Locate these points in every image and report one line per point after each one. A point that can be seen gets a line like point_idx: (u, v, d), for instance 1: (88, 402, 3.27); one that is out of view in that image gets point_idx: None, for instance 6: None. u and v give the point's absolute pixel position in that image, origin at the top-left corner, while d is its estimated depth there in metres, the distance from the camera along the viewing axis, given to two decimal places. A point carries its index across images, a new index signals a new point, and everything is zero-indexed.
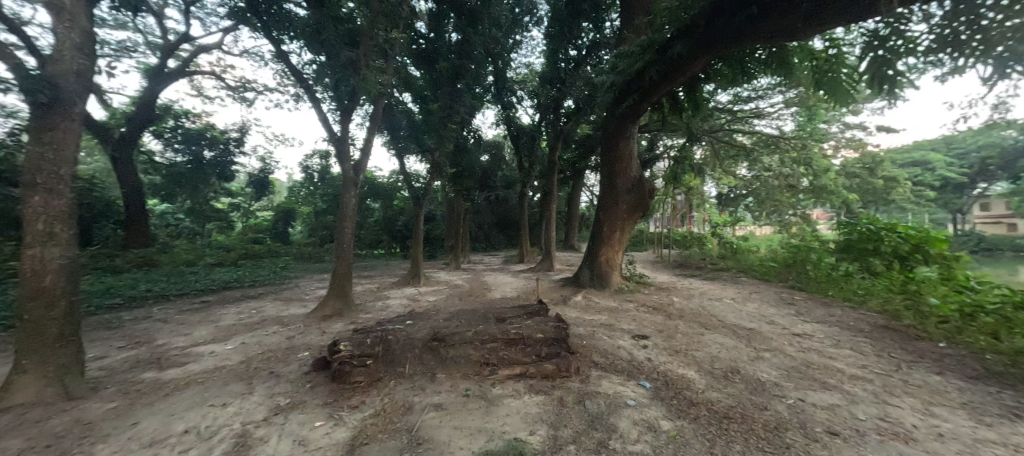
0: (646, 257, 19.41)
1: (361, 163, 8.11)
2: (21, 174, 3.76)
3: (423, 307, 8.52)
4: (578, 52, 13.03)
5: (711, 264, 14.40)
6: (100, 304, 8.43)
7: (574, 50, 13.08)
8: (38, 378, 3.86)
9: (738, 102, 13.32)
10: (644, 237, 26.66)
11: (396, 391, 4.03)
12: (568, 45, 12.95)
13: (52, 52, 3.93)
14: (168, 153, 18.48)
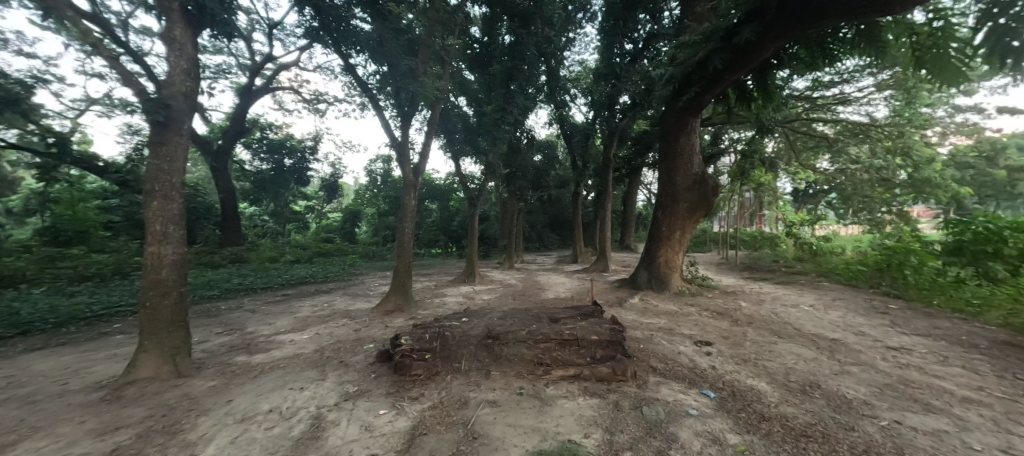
0: (712, 259, 18.29)
1: (420, 166, 8.53)
2: (144, 184, 4.43)
3: (478, 305, 8.75)
4: (635, 46, 12.60)
5: (786, 267, 13.22)
6: (202, 295, 9.67)
7: (629, 44, 12.67)
8: (156, 357, 4.51)
9: (819, 88, 12.07)
10: (709, 237, 25.18)
11: (453, 386, 4.17)
12: (624, 39, 12.57)
13: (166, 77, 4.59)
14: (256, 161, 20.87)
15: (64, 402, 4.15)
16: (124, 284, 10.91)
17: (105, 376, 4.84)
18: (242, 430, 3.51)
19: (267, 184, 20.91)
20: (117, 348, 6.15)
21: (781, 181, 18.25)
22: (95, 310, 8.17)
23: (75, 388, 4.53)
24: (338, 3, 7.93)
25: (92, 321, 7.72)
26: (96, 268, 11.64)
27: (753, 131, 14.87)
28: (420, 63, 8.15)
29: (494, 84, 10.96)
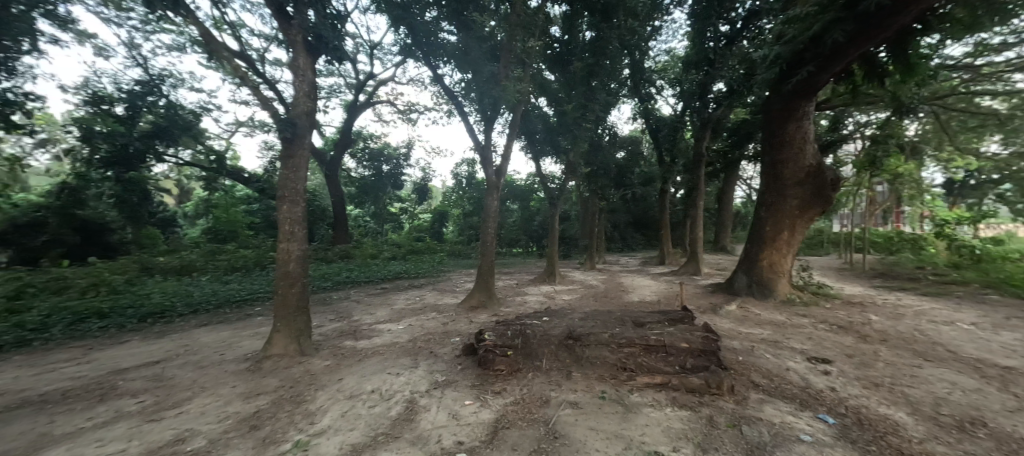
0: (833, 263, 15.84)
1: (502, 167, 8.79)
2: (277, 190, 5.30)
3: (558, 305, 8.72)
4: (732, 27, 11.37)
5: (935, 275, 10.89)
6: (319, 286, 11.18)
7: (726, 25, 11.46)
8: (286, 337, 5.33)
9: (982, 53, 9.69)
10: (827, 238, 21.91)
11: (534, 385, 4.22)
12: (719, 20, 11.38)
13: (293, 99, 5.41)
14: (360, 169, 24.17)
15: (222, 369, 5.13)
16: (263, 275, 13.06)
17: (249, 351, 5.86)
18: (350, 406, 3.97)
19: (368, 188, 24.45)
20: (258, 327, 7.42)
21: (927, 168, 15.10)
22: (243, 295, 9.96)
23: (229, 359, 5.56)
24: (428, 18, 8.45)
25: (239, 304, 9.41)
26: (244, 261, 14.13)
27: (888, 112, 12.44)
28: (503, 66, 8.38)
29: (574, 82, 10.72)
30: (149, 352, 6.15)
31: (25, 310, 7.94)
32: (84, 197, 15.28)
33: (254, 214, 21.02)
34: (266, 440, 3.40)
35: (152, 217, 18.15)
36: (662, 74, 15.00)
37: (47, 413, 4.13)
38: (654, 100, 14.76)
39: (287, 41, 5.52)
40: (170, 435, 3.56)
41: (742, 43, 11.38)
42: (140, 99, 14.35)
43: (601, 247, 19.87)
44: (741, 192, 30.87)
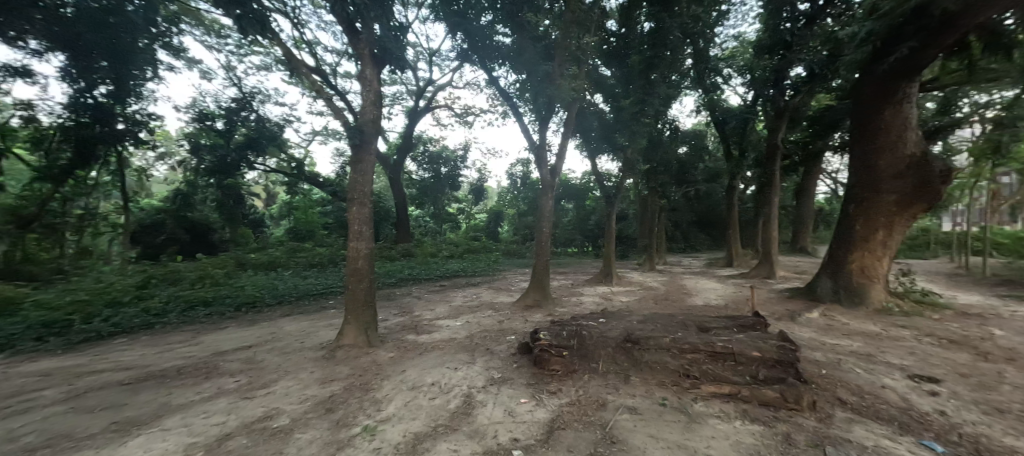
0: (943, 268, 13.77)
1: (557, 167, 8.71)
2: (348, 193, 5.71)
3: (615, 307, 8.50)
4: (810, 5, 10.36)
5: None
6: (384, 283, 11.89)
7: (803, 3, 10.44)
8: (356, 329, 5.73)
9: None
10: (934, 238, 19.11)
11: (590, 387, 4.15)
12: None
13: (360, 108, 5.79)
14: (420, 172, 25.27)
15: (302, 356, 5.65)
16: (336, 271, 14.14)
17: (324, 340, 6.39)
18: (412, 397, 4.18)
19: (428, 189, 25.49)
20: (331, 318, 8.07)
21: None
22: (320, 289, 10.87)
23: (308, 347, 6.10)
24: (483, 22, 8.64)
25: (316, 297, 10.29)
26: (320, 258, 15.41)
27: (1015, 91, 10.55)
28: (558, 65, 8.28)
29: (632, 76, 10.32)
30: (242, 338, 6.93)
31: (150, 298, 9.31)
32: (192, 200, 18.16)
33: (328, 216, 22.75)
34: (339, 423, 3.69)
35: (245, 218, 20.41)
36: (729, 62, 13.97)
37: (165, 386, 4.81)
38: (720, 90, 13.71)
39: (356, 54, 5.91)
40: (260, 411, 3.99)
41: (824, 22, 10.29)
42: (235, 115, 16.19)
43: (663, 247, 19.05)
44: (824, 186, 27.74)
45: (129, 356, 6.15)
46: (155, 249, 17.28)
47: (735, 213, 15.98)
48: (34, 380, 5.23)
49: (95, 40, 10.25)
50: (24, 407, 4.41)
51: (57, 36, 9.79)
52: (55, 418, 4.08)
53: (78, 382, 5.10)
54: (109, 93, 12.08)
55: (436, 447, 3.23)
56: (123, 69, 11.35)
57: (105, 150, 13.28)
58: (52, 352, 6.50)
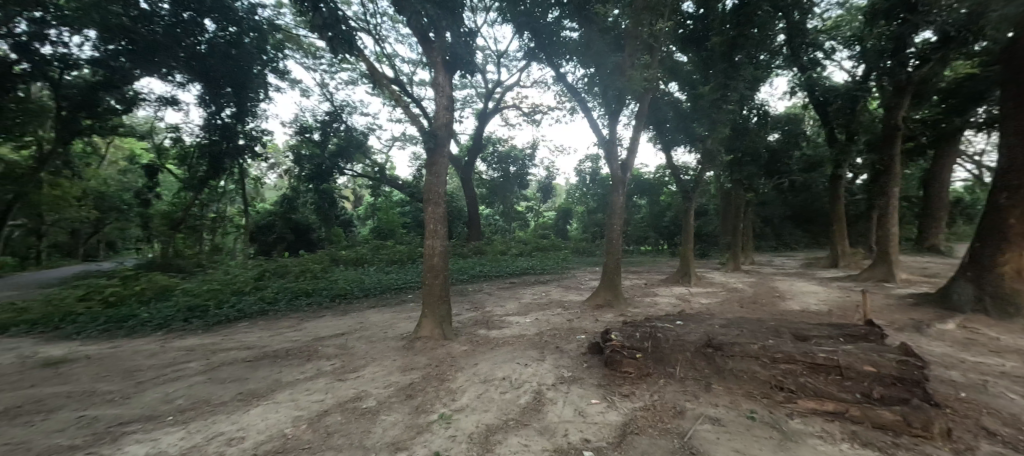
0: None
1: (628, 161, 8.42)
2: (425, 194, 6.00)
3: (694, 309, 8.03)
4: None
5: None
6: (457, 279, 12.36)
7: None
8: (432, 322, 6.01)
9: None
10: None
11: (666, 393, 3.93)
12: None
13: (434, 113, 6.04)
14: (490, 172, 25.79)
15: (385, 345, 6.03)
16: (414, 267, 14.95)
17: (405, 331, 6.78)
18: (485, 389, 4.28)
19: (497, 189, 25.95)
20: (410, 311, 8.56)
21: None
22: (400, 284, 11.56)
23: (390, 337, 6.51)
24: (550, 18, 8.60)
25: (397, 291, 10.95)
26: (400, 255, 16.37)
27: None
28: (628, 55, 8.00)
29: (712, 60, 9.65)
30: (337, 325, 7.60)
31: (264, 288, 10.56)
32: (296, 203, 20.61)
33: (406, 215, 24.17)
34: (418, 409, 3.89)
35: (338, 219, 22.23)
36: (833, 34, 12.47)
37: (277, 365, 5.44)
38: (821, 67, 12.33)
39: (429, 62, 6.23)
40: (351, 393, 4.34)
41: None
42: (328, 127, 17.86)
43: (748, 244, 17.63)
44: (959, 173, 23.49)
45: (249, 337, 7.04)
46: (268, 246, 19.92)
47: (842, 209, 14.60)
48: (181, 354, 6.22)
49: (223, 73, 13.99)
50: (174, 375, 5.27)
51: (194, 70, 13.71)
52: (197, 385, 4.82)
53: (212, 357, 5.95)
54: (232, 115, 15.51)
55: (507, 439, 3.29)
56: (241, 94, 14.78)
57: (231, 163, 16.72)
58: (195, 331, 7.67)
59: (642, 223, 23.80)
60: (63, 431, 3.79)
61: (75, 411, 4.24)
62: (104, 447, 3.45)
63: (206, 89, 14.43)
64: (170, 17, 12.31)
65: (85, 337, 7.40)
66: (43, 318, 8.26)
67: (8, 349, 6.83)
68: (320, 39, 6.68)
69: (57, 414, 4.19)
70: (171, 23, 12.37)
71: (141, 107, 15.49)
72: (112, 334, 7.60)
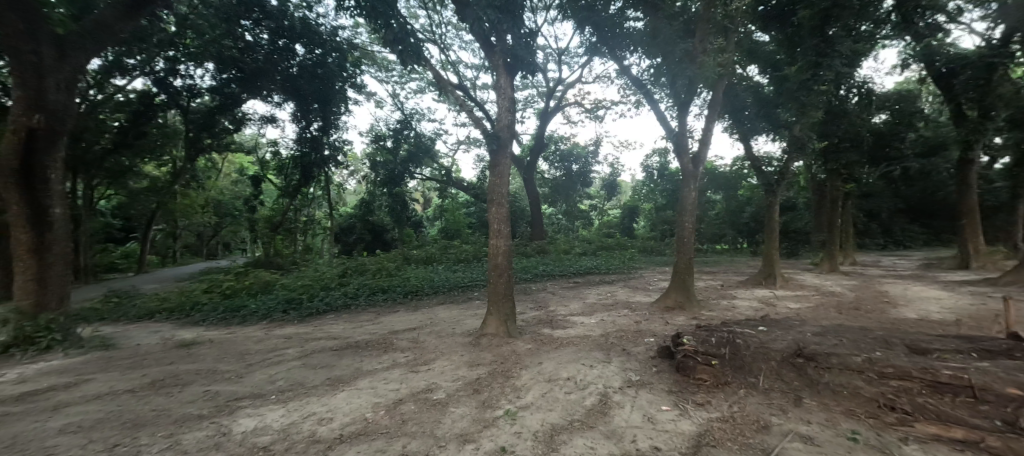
0: None
1: (701, 154, 7.94)
2: (489, 195, 6.11)
3: (779, 314, 7.36)
4: None
5: None
6: (521, 278, 12.48)
7: None
8: (497, 320, 6.09)
9: None
10: None
11: (747, 405, 3.63)
12: None
13: (496, 116, 6.14)
14: (552, 171, 25.70)
15: (453, 341, 6.23)
16: (479, 266, 15.29)
17: (472, 327, 6.97)
18: (550, 389, 4.26)
19: (560, 188, 25.76)
20: (476, 309, 8.78)
21: None
22: (466, 282, 11.89)
23: (458, 333, 6.72)
24: (613, 10, 8.39)
25: (463, 289, 11.27)
26: (466, 254, 16.86)
27: None
28: (698, 41, 7.63)
29: (800, 38, 8.75)
30: (410, 320, 8.00)
31: (346, 284, 11.41)
32: (372, 206, 22.05)
33: (471, 216, 24.86)
34: (485, 403, 3.97)
35: (409, 221, 23.39)
36: None
37: (360, 354, 5.85)
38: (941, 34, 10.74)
39: (491, 66, 6.34)
40: (423, 384, 4.54)
41: None
42: (400, 134, 18.90)
43: (843, 242, 15.87)
44: None
45: (335, 329, 7.65)
46: (350, 246, 21.59)
47: (973, 200, 12.67)
48: (281, 341, 6.92)
49: (312, 90, 15.47)
50: (275, 359, 5.87)
51: (289, 90, 15.27)
52: (293, 370, 5.31)
53: (305, 345, 6.54)
54: (320, 128, 16.97)
55: (572, 440, 3.25)
56: (327, 109, 16.21)
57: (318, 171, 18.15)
58: (291, 321, 8.51)
59: (717, 220, 22.37)
60: (191, 402, 4.38)
61: (202, 385, 4.89)
62: (223, 418, 3.93)
63: (297, 107, 16.09)
64: (269, 45, 14.08)
65: (208, 324, 8.53)
66: (177, 307, 9.66)
67: (154, 332, 8.10)
68: (390, 53, 7.04)
69: (189, 387, 4.86)
70: (270, 50, 14.14)
71: (248, 125, 17.56)
72: (229, 320, 8.69)
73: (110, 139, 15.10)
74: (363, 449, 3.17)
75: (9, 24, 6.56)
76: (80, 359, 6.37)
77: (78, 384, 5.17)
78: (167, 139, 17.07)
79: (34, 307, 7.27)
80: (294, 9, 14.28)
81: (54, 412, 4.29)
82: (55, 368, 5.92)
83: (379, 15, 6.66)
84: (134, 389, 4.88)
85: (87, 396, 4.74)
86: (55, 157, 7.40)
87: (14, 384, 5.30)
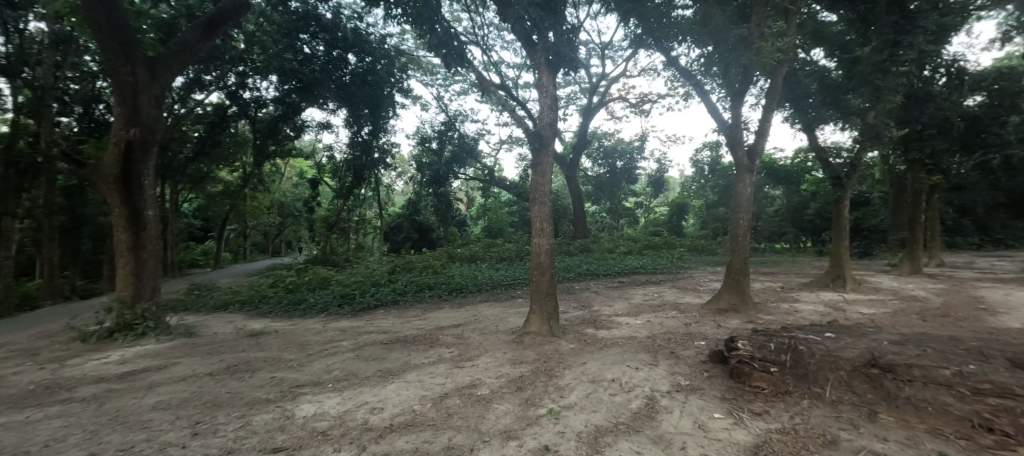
0: None
1: (757, 146, 7.51)
2: (531, 193, 6.11)
3: (849, 319, 6.78)
4: None
5: None
6: (564, 276, 12.41)
7: None
8: (540, 318, 6.05)
9: None
10: None
11: (810, 417, 3.37)
12: None
13: (538, 113, 6.12)
14: (596, 168, 25.30)
15: (497, 337, 6.30)
16: (522, 264, 15.32)
17: (515, 325, 7.00)
18: (593, 390, 4.18)
19: (603, 185, 25.25)
20: (520, 307, 8.81)
21: None
22: (509, 280, 11.97)
23: (501, 331, 6.76)
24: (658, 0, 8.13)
25: (506, 287, 11.35)
26: (509, 252, 16.95)
27: None
28: (754, 26, 7.21)
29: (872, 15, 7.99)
30: (455, 317, 8.14)
31: (395, 281, 11.84)
32: (419, 206, 22.66)
33: (513, 215, 24.97)
34: (528, 401, 3.97)
35: (454, 220, 23.85)
36: None
37: (408, 348, 6.04)
38: None
39: (534, 64, 6.31)
40: (467, 380, 4.61)
41: None
42: (444, 135, 19.34)
43: (929, 242, 14.50)
44: None
45: (385, 324, 7.93)
46: (398, 245, 22.37)
47: None
48: (337, 333, 7.29)
49: (363, 96, 16.01)
50: (331, 350, 6.18)
51: (342, 97, 15.92)
52: (346, 361, 5.56)
53: (358, 338, 6.83)
54: (369, 132, 17.59)
55: (618, 443, 3.17)
56: (377, 114, 16.73)
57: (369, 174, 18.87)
58: (345, 315, 8.94)
59: (775, 217, 21.07)
60: (259, 387, 4.72)
61: (268, 372, 5.25)
62: (286, 403, 4.20)
63: (350, 113, 16.70)
64: (325, 55, 14.92)
65: (273, 316, 9.16)
66: (246, 299, 10.44)
67: (228, 322, 8.81)
68: (435, 56, 7.19)
69: (258, 373, 5.23)
70: (326, 60, 15.02)
71: (306, 132, 18.58)
72: (291, 313, 9.27)
73: (191, 148, 16.66)
74: (411, 440, 3.27)
75: (111, 49, 7.42)
76: (168, 344, 7.05)
77: (167, 367, 5.73)
78: (238, 146, 18.76)
79: (132, 298, 8.01)
80: (347, 21, 15.07)
81: (148, 390, 4.78)
82: (147, 352, 6.60)
83: (424, 21, 6.83)
84: (212, 373, 5.32)
85: (174, 377, 5.24)
86: (147, 166, 8.06)
87: (116, 365, 5.98)
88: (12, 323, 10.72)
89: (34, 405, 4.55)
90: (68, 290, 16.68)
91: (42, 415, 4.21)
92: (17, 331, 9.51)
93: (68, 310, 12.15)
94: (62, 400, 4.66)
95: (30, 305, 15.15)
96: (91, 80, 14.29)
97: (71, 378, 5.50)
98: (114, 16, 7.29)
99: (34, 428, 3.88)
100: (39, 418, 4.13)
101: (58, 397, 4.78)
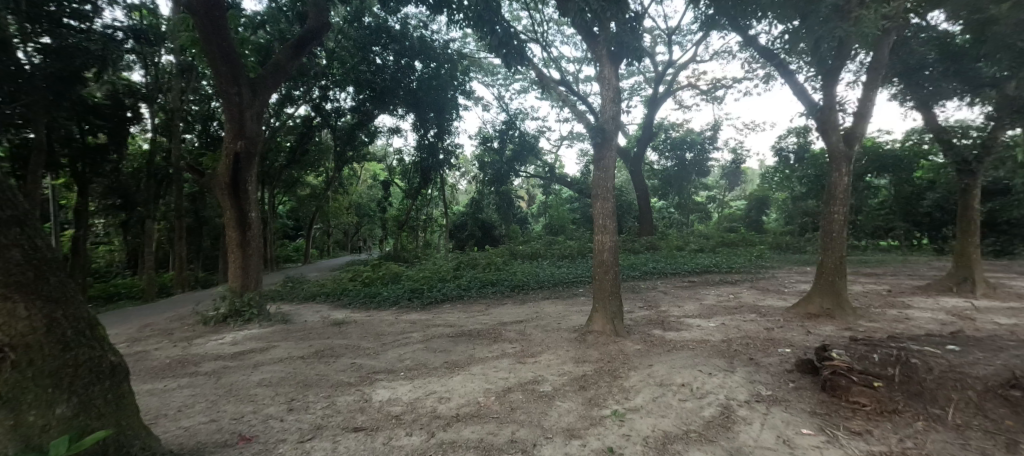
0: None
1: (855, 130, 6.72)
2: (592, 190, 5.97)
3: (978, 331, 5.82)
4: None
5: None
6: (629, 274, 12.03)
7: None
8: (603, 317, 5.89)
9: None
10: None
11: (926, 441, 2.95)
12: None
13: (601, 105, 5.96)
14: (662, 161, 24.17)
15: (560, 335, 6.26)
16: (584, 261, 15.12)
17: (577, 323, 6.90)
18: (661, 393, 4.01)
19: (671, 179, 23.96)
20: (582, 305, 8.67)
21: None
22: (571, 277, 11.81)
23: (564, 328, 6.68)
24: None
25: (568, 285, 11.22)
26: (571, 250, 16.72)
27: None
28: None
29: None
30: (517, 313, 8.23)
31: (460, 277, 12.17)
32: (481, 205, 23.16)
33: (575, 212, 24.63)
34: (591, 401, 3.89)
35: (515, 217, 24.12)
36: None
37: (473, 342, 6.19)
38: None
39: (594, 57, 6.14)
40: (530, 376, 4.62)
41: None
42: (505, 133, 19.52)
43: None
44: None
45: (451, 317, 8.20)
46: (462, 242, 23.18)
47: None
48: (408, 325, 7.67)
49: (429, 98, 16.56)
50: (403, 341, 6.51)
51: (410, 101, 16.64)
52: (416, 352, 5.81)
53: (427, 330, 7.12)
54: (435, 134, 18.21)
55: (688, 451, 3.00)
56: (443, 116, 17.28)
57: (435, 174, 19.57)
58: (416, 309, 9.38)
59: (879, 210, 19.01)
60: (342, 371, 5.09)
61: (350, 358, 5.65)
62: (365, 387, 4.50)
63: (417, 117, 17.36)
64: (394, 65, 15.75)
65: (353, 308, 9.86)
66: (329, 291, 11.33)
67: (317, 311, 9.62)
68: (495, 56, 7.24)
69: (341, 358, 5.65)
70: (395, 69, 15.81)
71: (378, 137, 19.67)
72: (369, 305, 9.92)
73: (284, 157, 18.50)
74: (477, 430, 3.34)
75: (223, 74, 8.51)
76: (268, 329, 7.85)
77: (268, 349, 6.35)
78: (322, 154, 20.43)
79: (240, 288, 9.02)
80: (414, 30, 15.77)
81: (254, 368, 5.36)
82: (251, 336, 7.39)
83: (485, 22, 6.88)
84: (304, 356, 5.84)
85: (275, 358, 5.81)
86: (250, 173, 8.98)
87: (229, 345, 6.77)
88: (153, 307, 12.52)
89: (170, 375, 5.30)
90: (191, 281, 19.37)
91: (176, 385, 4.89)
92: (157, 313, 11.08)
93: (193, 297, 14.09)
94: (190, 373, 5.38)
95: (166, 293, 17.80)
96: (206, 102, 16.27)
97: (192, 355, 6.29)
98: (224, 44, 8.35)
99: (170, 395, 4.51)
100: (173, 387, 4.79)
101: (188, 370, 5.52)
